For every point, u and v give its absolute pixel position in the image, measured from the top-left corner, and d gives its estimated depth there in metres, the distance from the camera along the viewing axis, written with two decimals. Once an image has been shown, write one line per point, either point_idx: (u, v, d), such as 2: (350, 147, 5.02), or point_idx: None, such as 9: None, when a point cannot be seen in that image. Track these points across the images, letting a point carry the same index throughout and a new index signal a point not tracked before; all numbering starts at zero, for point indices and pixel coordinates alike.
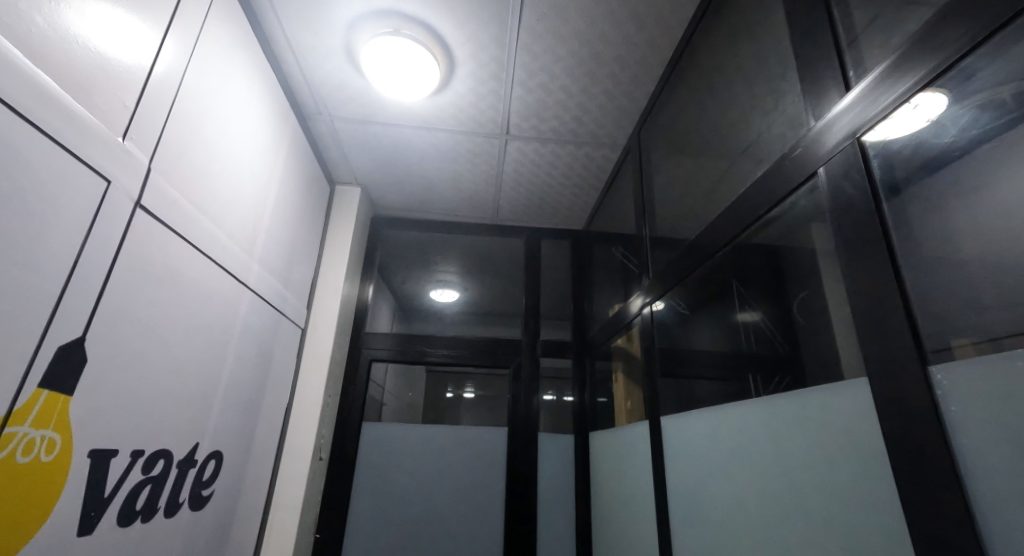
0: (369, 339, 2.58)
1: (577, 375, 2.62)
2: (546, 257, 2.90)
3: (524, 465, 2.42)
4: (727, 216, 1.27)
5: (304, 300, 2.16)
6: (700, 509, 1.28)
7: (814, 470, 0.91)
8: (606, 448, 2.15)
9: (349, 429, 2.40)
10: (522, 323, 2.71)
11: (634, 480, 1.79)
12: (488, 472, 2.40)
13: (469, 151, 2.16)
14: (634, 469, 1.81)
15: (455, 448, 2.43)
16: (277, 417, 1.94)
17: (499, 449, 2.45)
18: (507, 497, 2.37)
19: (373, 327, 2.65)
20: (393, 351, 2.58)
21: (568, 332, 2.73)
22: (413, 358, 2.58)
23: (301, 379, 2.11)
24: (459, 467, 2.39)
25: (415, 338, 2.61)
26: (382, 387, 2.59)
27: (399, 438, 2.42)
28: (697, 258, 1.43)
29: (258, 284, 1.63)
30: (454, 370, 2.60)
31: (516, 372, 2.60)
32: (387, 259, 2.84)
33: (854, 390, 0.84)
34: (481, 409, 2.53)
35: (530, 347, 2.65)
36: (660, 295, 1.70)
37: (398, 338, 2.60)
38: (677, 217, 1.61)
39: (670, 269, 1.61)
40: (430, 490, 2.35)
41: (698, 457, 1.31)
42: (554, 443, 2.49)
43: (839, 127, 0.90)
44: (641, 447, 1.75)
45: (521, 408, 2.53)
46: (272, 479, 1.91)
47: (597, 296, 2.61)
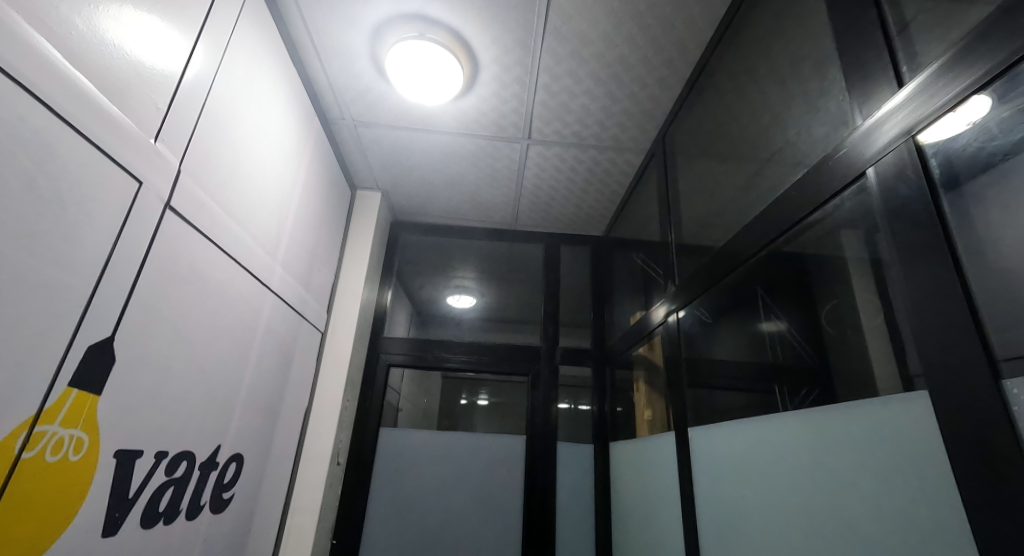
0: (388, 345, 2.58)
1: (596, 384, 2.58)
2: (565, 263, 2.87)
3: (542, 475, 2.38)
4: (758, 221, 1.23)
5: (323, 303, 2.16)
6: (731, 524, 1.24)
7: (859, 488, 0.87)
8: (628, 459, 2.10)
9: (367, 434, 2.38)
10: (540, 329, 2.68)
11: (659, 492, 1.74)
12: (505, 481, 2.37)
13: (489, 155, 2.15)
14: (658, 482, 1.76)
15: (472, 456, 2.40)
16: (296, 422, 1.93)
17: (517, 457, 2.42)
18: (525, 507, 2.33)
19: (392, 333, 2.65)
20: (410, 357, 2.57)
21: (589, 339, 2.69)
22: (430, 364, 2.57)
23: (320, 383, 2.11)
24: (477, 476, 2.37)
25: (433, 343, 2.60)
26: (400, 393, 2.58)
27: (417, 446, 2.40)
28: (723, 266, 1.40)
29: (280, 287, 1.64)
30: (471, 377, 2.58)
31: (533, 380, 2.57)
32: (405, 265, 2.84)
33: (901, 404, 0.81)
34: (496, 417, 2.50)
35: (549, 354, 2.62)
36: (683, 304, 1.67)
37: (415, 344, 2.59)
38: (703, 223, 1.58)
39: (694, 278, 1.58)
40: (447, 498, 2.32)
41: (729, 470, 1.27)
42: (573, 452, 2.45)
43: (890, 126, 0.86)
44: (665, 459, 1.70)
45: (539, 417, 2.49)
46: (289, 484, 1.91)
47: (619, 304, 2.57)
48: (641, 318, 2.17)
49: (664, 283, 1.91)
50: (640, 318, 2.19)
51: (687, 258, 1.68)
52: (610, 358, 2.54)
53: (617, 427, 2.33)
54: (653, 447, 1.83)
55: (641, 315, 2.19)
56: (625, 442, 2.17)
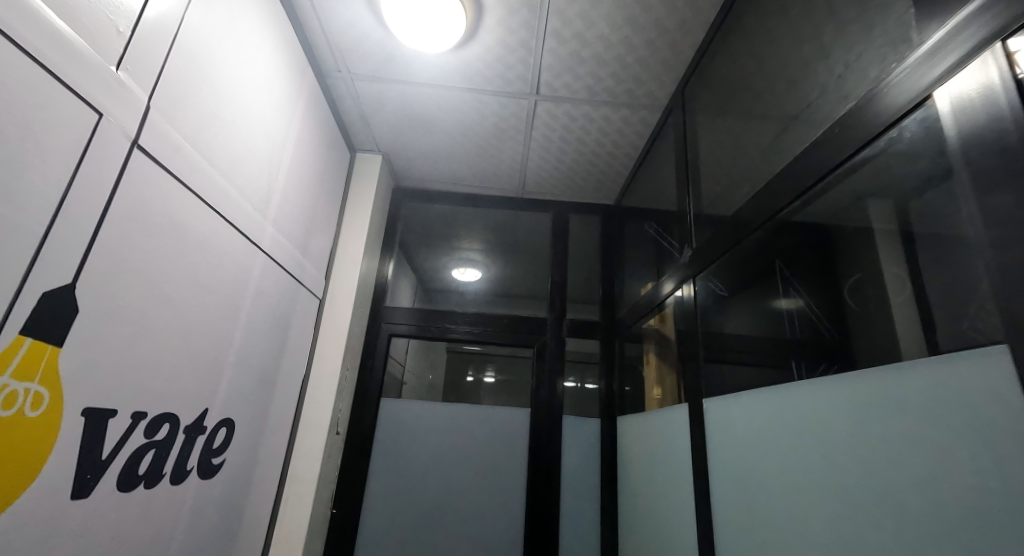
0: (391, 315, 2.51)
1: (604, 358, 2.50)
2: (574, 232, 2.76)
3: (547, 449, 2.32)
4: (787, 173, 1.14)
5: (320, 269, 2.08)
6: (751, 497, 1.16)
7: (896, 453, 0.81)
8: (636, 432, 2.04)
9: (367, 405, 2.33)
10: (547, 302, 2.59)
11: (668, 465, 1.68)
12: (509, 454, 2.32)
13: (496, 114, 2.03)
14: (667, 455, 1.69)
15: (475, 429, 2.34)
16: (293, 389, 1.87)
17: (520, 430, 2.36)
18: (529, 480, 2.28)
19: (395, 303, 2.57)
20: (414, 329, 2.50)
21: (597, 311, 2.60)
22: (434, 336, 2.50)
23: (318, 351, 2.04)
24: (480, 448, 2.31)
25: (438, 314, 2.53)
26: (403, 365, 2.51)
27: (420, 417, 2.35)
28: (739, 231, 1.33)
29: (272, 248, 1.55)
30: (475, 353, 2.50)
31: (539, 353, 2.49)
32: (408, 233, 2.74)
33: (957, 365, 0.74)
34: (500, 394, 2.42)
35: (556, 327, 2.53)
36: (693, 273, 1.59)
37: (419, 314, 2.52)
38: (723, 184, 1.48)
39: (707, 246, 1.51)
40: (450, 470, 2.27)
41: (749, 441, 1.19)
42: (579, 426, 2.39)
43: (948, 54, 0.80)
44: (676, 433, 1.63)
45: (545, 391, 2.42)
46: (287, 452, 1.86)
47: (630, 275, 2.47)
48: (653, 288, 2.07)
49: (678, 250, 1.81)
50: (652, 289, 2.10)
51: (705, 221, 1.58)
52: (619, 330, 2.45)
53: (626, 402, 2.26)
54: (664, 419, 1.76)
55: (653, 285, 2.11)
56: (635, 416, 2.11)
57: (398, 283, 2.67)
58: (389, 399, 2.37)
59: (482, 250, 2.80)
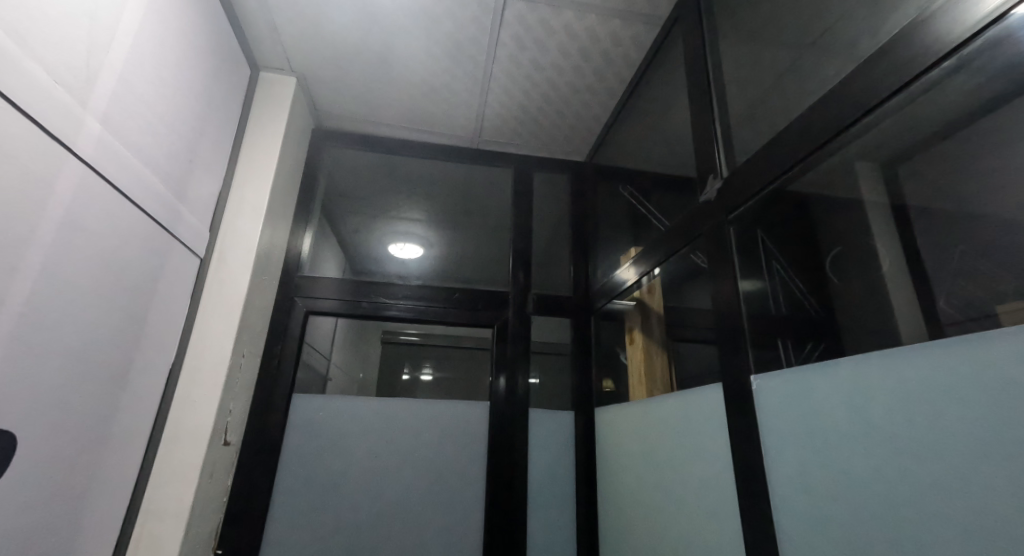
0: (314, 287, 1.97)
1: (575, 347, 2.09)
2: (538, 193, 2.34)
3: (510, 451, 1.88)
4: (934, 29, 0.80)
5: (207, 211, 1.54)
6: (878, 502, 0.80)
7: (983, 431, 0.68)
8: (627, 427, 1.65)
9: (274, 404, 1.77)
10: (511, 271, 2.15)
11: (689, 467, 1.29)
12: (462, 457, 1.86)
13: (450, 15, 1.61)
14: (686, 453, 1.30)
15: (423, 427, 1.86)
16: (158, 372, 1.33)
17: (478, 426, 1.91)
18: (488, 487, 1.83)
19: (317, 274, 2.02)
20: (343, 304, 1.97)
21: (568, 285, 2.21)
22: (369, 313, 1.98)
23: (196, 328, 1.46)
24: (427, 450, 1.84)
25: (373, 286, 2.01)
26: (327, 356, 1.95)
27: (351, 413, 1.82)
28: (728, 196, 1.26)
29: (89, 152, 1.01)
30: (411, 346, 2.00)
31: (500, 333, 2.04)
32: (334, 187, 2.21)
33: (994, 345, 0.68)
34: (438, 396, 1.92)
35: (519, 304, 2.09)
36: (700, 233, 1.37)
37: (349, 286, 2.00)
38: (783, 77, 1.15)
39: (680, 219, 1.49)
40: (388, 480, 1.77)
41: (863, 424, 0.84)
42: (548, 423, 1.98)
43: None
44: (702, 424, 1.25)
45: (511, 379, 1.98)
46: (149, 466, 1.30)
47: (609, 243, 2.10)
48: (647, 248, 1.69)
49: (693, 195, 1.44)
50: (644, 250, 1.72)
51: (753, 142, 1.21)
52: (598, 307, 2.07)
53: (612, 389, 1.88)
54: (675, 408, 1.38)
55: (644, 247, 1.73)
56: (624, 406, 1.72)
57: (316, 247, 2.11)
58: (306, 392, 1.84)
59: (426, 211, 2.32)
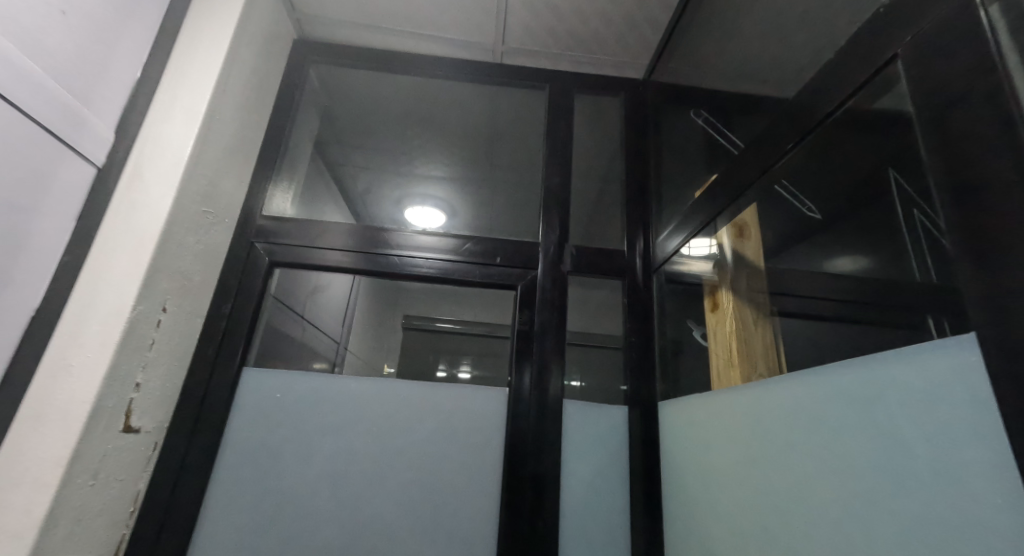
0: (320, 234, 1.55)
1: (632, 324, 1.59)
2: (582, 117, 1.88)
3: (543, 452, 1.41)
4: None
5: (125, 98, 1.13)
6: None
7: None
8: (726, 416, 1.14)
9: (224, 372, 1.35)
10: (543, 217, 1.65)
11: (865, 475, 0.76)
12: (477, 448, 1.39)
13: None
14: (857, 453, 0.78)
15: (433, 408, 1.40)
16: (16, 302, 0.93)
17: (501, 413, 1.43)
18: (510, 489, 1.36)
19: (320, 219, 1.59)
20: (353, 258, 1.55)
21: (620, 235, 1.71)
22: (386, 272, 1.55)
23: (95, 253, 1.04)
24: (433, 438, 1.38)
25: (383, 236, 1.57)
26: (341, 338, 1.51)
27: (336, 388, 1.38)
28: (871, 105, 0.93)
29: None
30: (450, 336, 1.52)
31: (524, 298, 1.55)
32: (331, 108, 1.82)
33: None
34: (475, 397, 1.44)
35: (551, 260, 1.60)
36: (870, 82, 0.86)
37: (358, 233, 1.57)
38: None
39: (809, 91, 1.00)
40: (383, 476, 1.33)
41: None
42: (591, 418, 1.48)
43: None
44: (900, 404, 0.72)
45: (552, 372, 1.49)
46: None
47: (682, 173, 1.60)
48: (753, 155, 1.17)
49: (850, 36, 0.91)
50: (746, 157, 1.21)
51: None
52: (659, 268, 1.60)
53: (690, 376, 1.41)
54: (834, 394, 0.84)
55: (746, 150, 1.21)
56: (722, 395, 1.18)
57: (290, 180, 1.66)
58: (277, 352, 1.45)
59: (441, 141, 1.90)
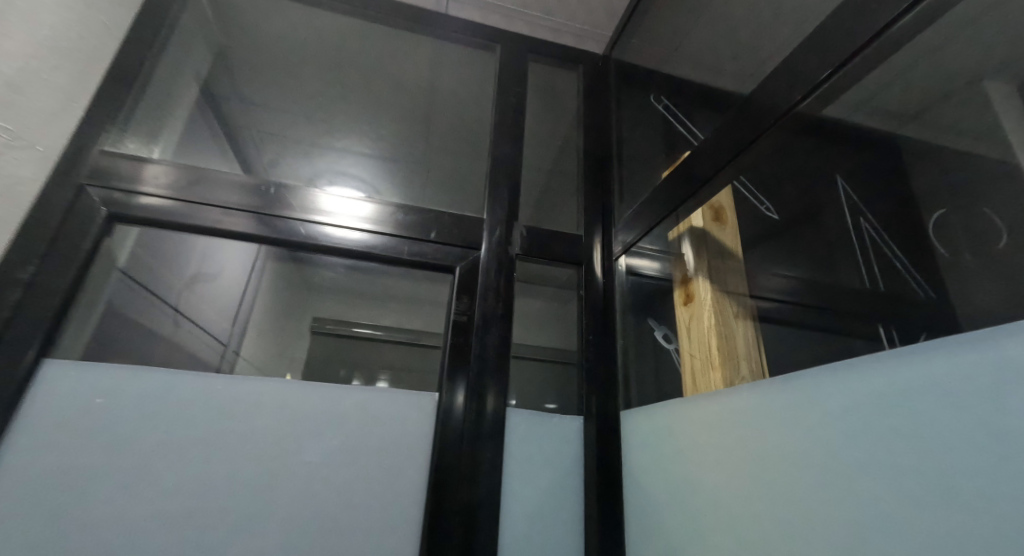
0: (207, 189, 1.22)
1: (588, 320, 1.37)
2: (540, 81, 1.67)
3: (473, 461, 1.16)
4: None
5: None
6: None
7: None
8: (707, 428, 0.97)
9: (26, 344, 1.01)
10: (490, 191, 1.41)
11: (904, 491, 0.60)
12: (389, 464, 1.12)
13: None
14: (894, 465, 0.62)
15: (334, 415, 1.12)
16: None
17: (423, 419, 1.17)
18: (431, 515, 1.09)
19: (206, 168, 1.25)
20: (248, 222, 1.23)
21: (579, 216, 1.50)
22: (294, 244, 1.24)
23: None
24: (333, 450, 1.09)
25: (290, 199, 1.27)
26: (227, 341, 1.15)
27: (198, 385, 1.06)
28: (895, 70, 0.90)
29: None
30: (372, 339, 1.22)
31: (465, 284, 1.29)
32: (240, 37, 1.50)
33: None
34: (397, 407, 1.16)
35: (497, 243, 1.35)
36: (892, 26, 0.77)
37: (257, 191, 1.25)
38: None
39: (834, 19, 0.86)
40: (260, 499, 1.03)
41: None
42: (534, 425, 1.25)
43: None
44: (951, 403, 0.57)
45: (489, 388, 1.22)
46: None
47: (648, 154, 1.45)
48: (745, 115, 1.04)
49: None
50: (734, 120, 1.06)
51: None
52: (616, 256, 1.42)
53: (652, 382, 1.25)
54: (885, 392, 0.65)
55: (733, 113, 1.07)
56: (706, 400, 0.99)
57: (156, 117, 1.31)
58: (115, 336, 1.09)
59: (377, 95, 1.61)
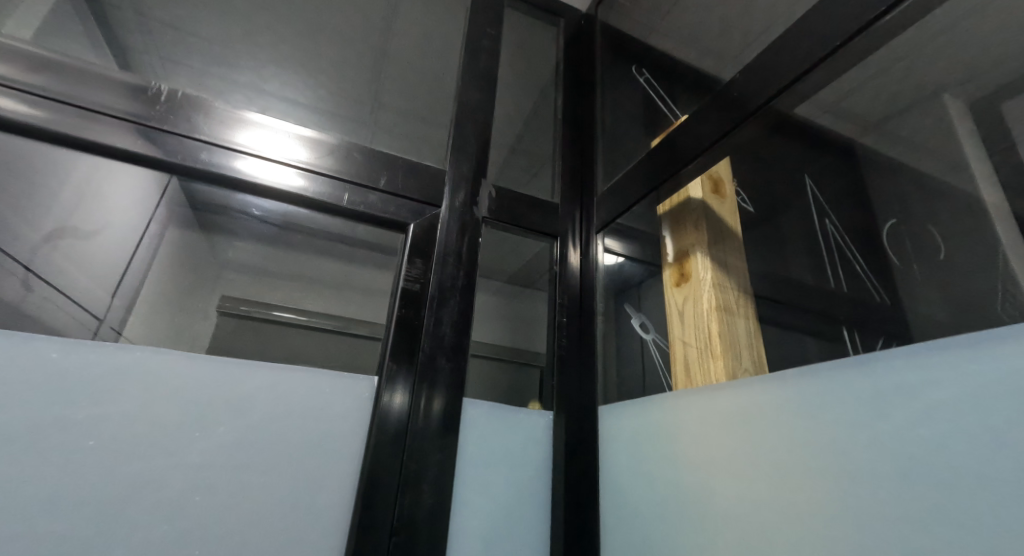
0: (72, 88, 0.91)
1: (564, 300, 1.19)
2: (515, 32, 1.49)
3: (422, 459, 0.93)
4: None
5: None
6: None
7: None
8: (696, 429, 0.83)
9: None
10: (455, 141, 1.20)
11: (935, 505, 0.52)
12: (303, 468, 0.86)
13: None
14: (932, 464, 0.52)
15: (232, 402, 0.84)
16: None
17: (358, 404, 0.93)
18: (358, 535, 0.85)
19: (70, 61, 0.93)
20: (126, 134, 0.93)
21: (553, 184, 1.32)
22: (194, 173, 0.96)
23: None
24: (225, 451, 0.82)
25: (193, 116, 0.98)
26: (102, 315, 0.92)
27: (21, 358, 0.75)
28: (948, 16, 0.79)
29: None
30: (284, 320, 1.11)
31: (421, 246, 1.07)
32: None
33: None
34: (327, 387, 0.91)
35: (459, 203, 1.14)
36: None
37: (144, 100, 0.96)
38: None
39: None
40: (104, 522, 0.72)
41: None
42: (496, 415, 1.04)
43: None
44: (1019, 410, 0.48)
45: (435, 386, 0.98)
46: None
47: (637, 120, 1.31)
48: (752, 76, 0.91)
49: None
50: (725, 94, 0.96)
51: None
52: (593, 229, 1.26)
53: (634, 377, 1.08)
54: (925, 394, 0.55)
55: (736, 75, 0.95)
56: (699, 393, 0.85)
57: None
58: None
59: None
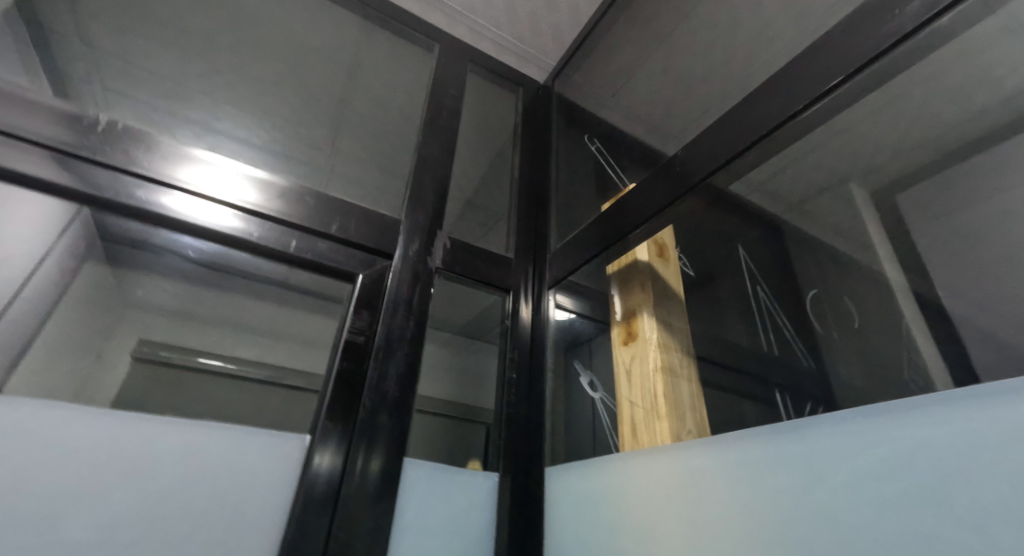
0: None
1: (513, 356, 1.18)
2: (477, 95, 1.55)
3: (353, 525, 0.86)
4: None
5: None
6: None
7: None
8: (640, 493, 0.82)
9: None
10: (411, 193, 1.20)
11: None
12: (215, 539, 0.77)
13: None
14: (863, 531, 0.54)
15: (142, 460, 0.76)
16: None
17: (289, 463, 0.86)
18: None
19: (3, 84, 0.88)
20: (51, 163, 0.87)
21: (506, 241, 1.34)
22: (126, 210, 0.91)
23: None
24: (126, 519, 0.72)
25: (133, 148, 0.93)
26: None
27: None
28: (857, 116, 0.90)
29: None
30: (200, 369, 1.07)
31: (369, 296, 1.04)
32: None
33: None
34: (258, 444, 0.85)
35: (411, 254, 1.13)
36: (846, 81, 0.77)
37: (80, 131, 0.91)
38: None
39: (809, 54, 0.82)
40: None
41: None
42: (438, 476, 0.99)
43: None
44: (936, 479, 0.50)
45: (374, 446, 0.93)
46: None
47: (588, 184, 1.37)
48: (690, 155, 0.98)
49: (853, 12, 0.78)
50: (667, 168, 1.03)
51: None
52: (543, 287, 1.27)
53: (581, 437, 1.07)
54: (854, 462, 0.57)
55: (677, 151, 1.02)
56: (644, 457, 0.84)
57: None
58: None
59: None
